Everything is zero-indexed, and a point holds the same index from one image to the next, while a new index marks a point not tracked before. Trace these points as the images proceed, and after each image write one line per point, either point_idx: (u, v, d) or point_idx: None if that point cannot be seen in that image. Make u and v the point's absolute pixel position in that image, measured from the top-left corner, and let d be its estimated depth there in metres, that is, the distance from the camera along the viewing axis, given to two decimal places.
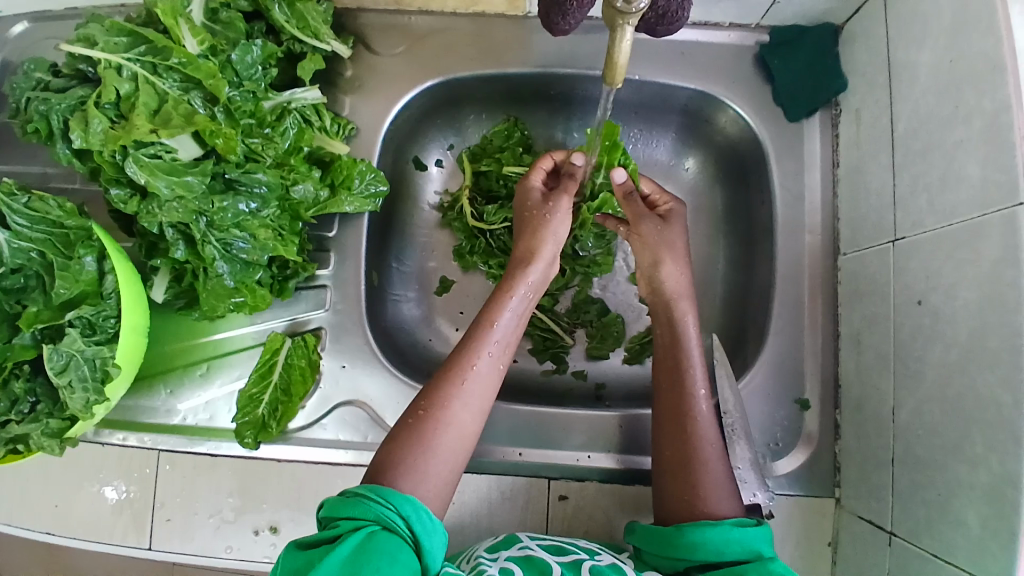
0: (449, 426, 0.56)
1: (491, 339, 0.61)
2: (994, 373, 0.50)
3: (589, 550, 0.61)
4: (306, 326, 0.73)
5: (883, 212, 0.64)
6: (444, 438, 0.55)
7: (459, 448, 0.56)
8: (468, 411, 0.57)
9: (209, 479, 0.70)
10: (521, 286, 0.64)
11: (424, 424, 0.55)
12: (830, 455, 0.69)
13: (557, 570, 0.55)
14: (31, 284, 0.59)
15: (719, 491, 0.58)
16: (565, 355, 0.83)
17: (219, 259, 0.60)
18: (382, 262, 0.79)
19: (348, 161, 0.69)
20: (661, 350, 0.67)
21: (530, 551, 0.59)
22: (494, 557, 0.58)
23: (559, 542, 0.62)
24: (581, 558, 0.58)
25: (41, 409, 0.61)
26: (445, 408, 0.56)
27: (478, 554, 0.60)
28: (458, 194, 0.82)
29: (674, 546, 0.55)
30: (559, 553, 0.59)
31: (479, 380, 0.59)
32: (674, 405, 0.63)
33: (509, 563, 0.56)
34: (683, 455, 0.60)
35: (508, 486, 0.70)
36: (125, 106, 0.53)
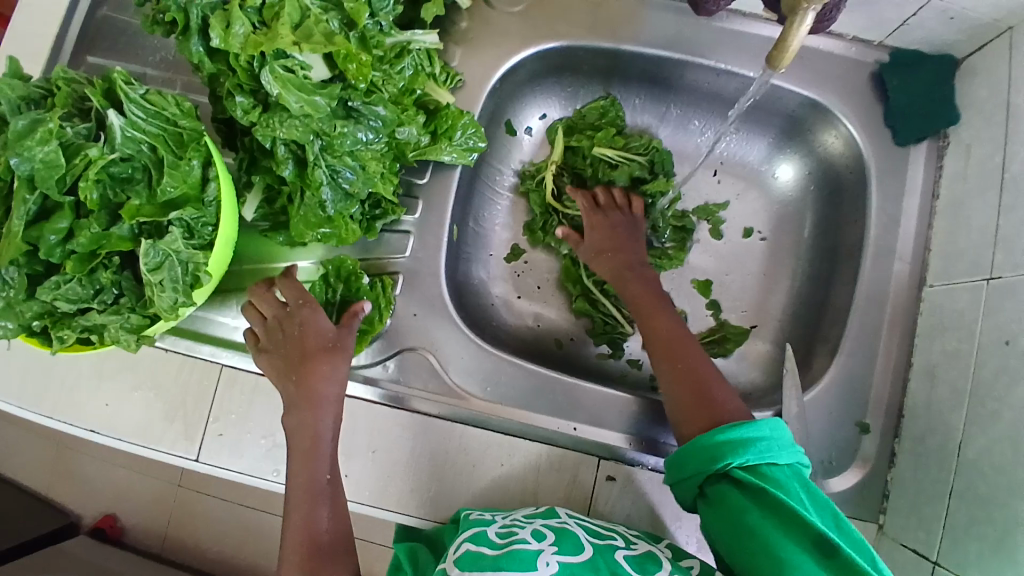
0: (306, 492, 0.61)
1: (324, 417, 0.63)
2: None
3: (625, 538, 0.59)
4: (384, 267, 0.73)
5: (981, 249, 0.64)
6: (294, 503, 0.61)
7: (312, 496, 0.61)
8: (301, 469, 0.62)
9: (267, 401, 0.71)
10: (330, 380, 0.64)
11: (296, 498, 0.61)
12: (881, 481, 0.69)
13: (588, 548, 0.54)
14: (137, 176, 0.58)
15: (715, 386, 0.62)
16: (622, 342, 0.82)
17: (325, 185, 0.60)
18: (464, 218, 0.80)
19: (454, 111, 0.69)
20: (629, 287, 0.72)
21: (566, 524, 0.59)
22: (529, 522, 0.59)
23: (597, 526, 0.61)
24: (615, 545, 0.56)
25: (124, 302, 0.60)
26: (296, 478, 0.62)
27: (516, 517, 0.61)
28: (544, 165, 0.81)
29: (684, 467, 0.56)
30: (595, 535, 0.58)
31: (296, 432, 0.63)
32: (652, 331, 0.68)
33: (542, 529, 0.57)
34: (673, 364, 0.64)
35: (557, 457, 0.70)
36: (268, 13, 0.53)
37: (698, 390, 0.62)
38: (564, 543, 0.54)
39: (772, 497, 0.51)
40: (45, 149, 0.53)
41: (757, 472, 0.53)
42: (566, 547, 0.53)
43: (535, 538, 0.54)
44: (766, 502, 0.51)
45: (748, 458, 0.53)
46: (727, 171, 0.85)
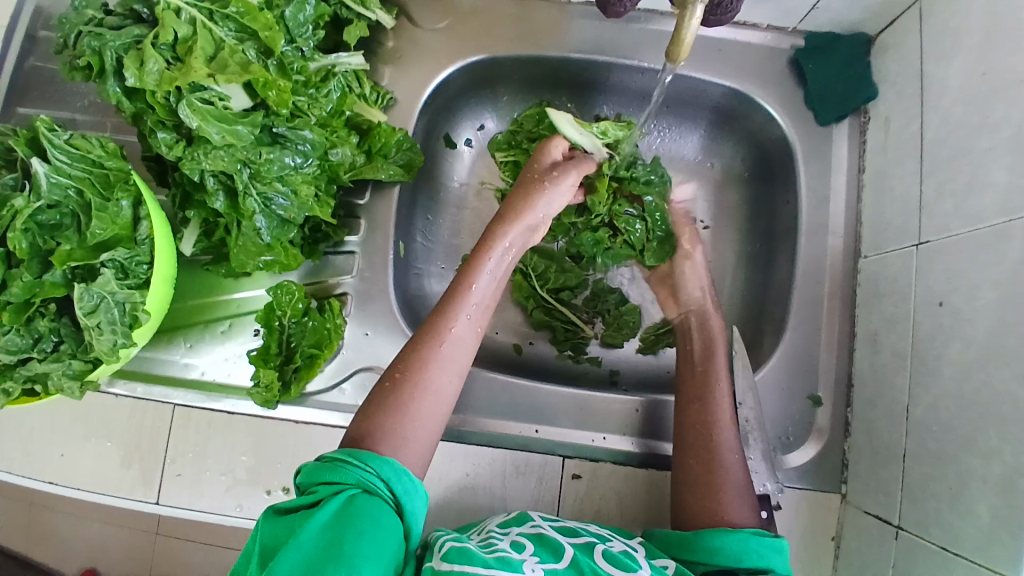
0: (427, 390, 0.57)
1: (469, 302, 0.63)
2: (1015, 374, 0.52)
3: (600, 535, 0.59)
4: (333, 290, 0.73)
5: (906, 217, 0.66)
6: (421, 403, 0.56)
7: (437, 414, 0.57)
8: (447, 374, 0.59)
9: (224, 436, 0.70)
10: (466, 309, 0.62)
11: (403, 387, 0.57)
12: (839, 451, 0.70)
13: (568, 550, 0.54)
14: (66, 222, 0.57)
15: (743, 496, 0.61)
16: (585, 345, 0.83)
17: (258, 213, 0.60)
18: (410, 234, 0.80)
19: (386, 129, 0.69)
20: (688, 369, 0.70)
21: (541, 529, 0.58)
22: (506, 532, 0.58)
23: (571, 525, 0.61)
24: (593, 541, 0.57)
25: (64, 349, 0.59)
26: (423, 372, 0.58)
27: (490, 528, 0.60)
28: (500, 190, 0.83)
29: (692, 553, 0.56)
30: (572, 534, 0.58)
31: (457, 344, 0.60)
32: (699, 422, 0.65)
33: (520, 539, 0.56)
34: (706, 464, 0.62)
35: (523, 461, 0.70)
36: (181, 48, 0.53)
37: (709, 485, 0.61)
38: (544, 549, 0.54)
39: None
40: None
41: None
42: (546, 555, 0.53)
43: (515, 548, 0.53)
44: None
45: (763, 563, 0.54)
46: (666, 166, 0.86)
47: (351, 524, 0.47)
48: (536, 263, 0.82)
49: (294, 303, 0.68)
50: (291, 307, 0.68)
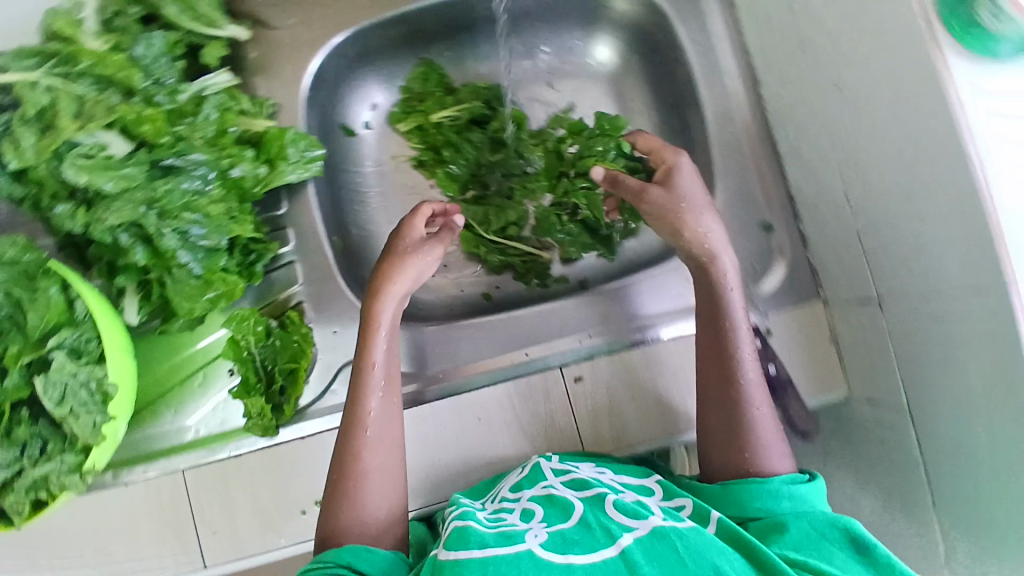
0: (369, 476, 0.57)
1: (375, 377, 0.62)
2: (915, 121, 0.53)
3: (613, 485, 0.58)
4: (287, 304, 0.72)
5: (784, 27, 0.68)
6: (368, 491, 0.57)
7: (389, 490, 0.58)
8: (379, 450, 0.59)
9: (241, 476, 0.69)
10: (375, 381, 0.62)
11: (347, 486, 0.57)
12: (806, 264, 0.74)
13: (578, 507, 0.53)
14: (6, 326, 0.57)
15: (774, 448, 0.59)
16: (548, 269, 0.85)
17: (180, 250, 0.60)
18: (344, 227, 0.80)
19: (275, 132, 0.68)
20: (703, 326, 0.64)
21: (552, 488, 0.57)
22: (517, 497, 0.58)
23: (584, 476, 0.59)
24: (604, 491, 0.55)
25: (53, 448, 0.58)
26: (360, 461, 0.58)
27: (502, 495, 0.60)
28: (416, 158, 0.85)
29: (723, 508, 0.55)
30: (583, 488, 0.57)
31: (381, 420, 0.60)
32: (722, 387, 0.61)
33: (529, 505, 0.56)
34: (728, 417, 0.60)
35: (523, 386, 0.71)
36: (47, 116, 0.55)
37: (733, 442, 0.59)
38: (554, 512, 0.53)
39: (821, 540, 0.50)
40: None
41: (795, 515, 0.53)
42: (554, 517, 0.52)
43: (523, 519, 0.53)
44: (812, 540, 0.51)
45: (787, 507, 0.54)
46: (559, 77, 0.87)
47: None
48: (473, 212, 0.83)
49: (253, 324, 0.69)
50: (255, 332, 0.69)
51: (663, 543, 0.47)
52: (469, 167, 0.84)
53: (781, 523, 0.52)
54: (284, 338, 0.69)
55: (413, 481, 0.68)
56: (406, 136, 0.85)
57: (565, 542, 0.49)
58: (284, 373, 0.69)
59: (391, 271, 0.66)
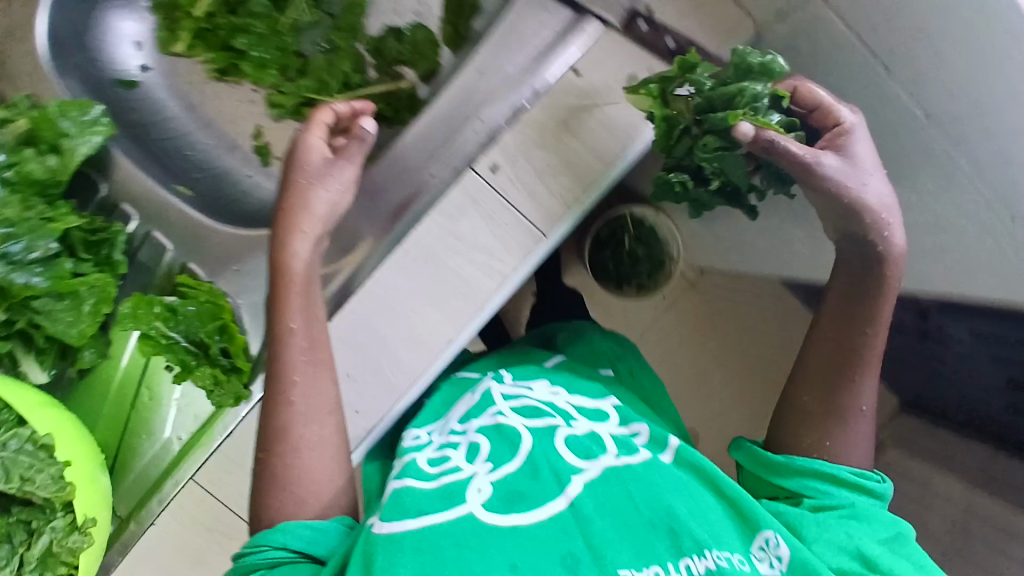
0: (303, 447, 0.49)
1: (300, 343, 0.50)
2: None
3: (566, 411, 0.52)
4: (174, 271, 0.68)
5: None
6: (303, 461, 0.48)
7: (325, 457, 0.49)
8: (312, 420, 0.49)
9: (247, 449, 0.59)
10: (293, 347, 0.50)
11: (273, 464, 0.48)
12: None
13: (524, 441, 0.48)
14: None
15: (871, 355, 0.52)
16: (415, 95, 0.75)
17: (13, 274, 0.55)
18: (183, 174, 0.72)
19: (35, 114, 0.59)
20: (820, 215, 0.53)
21: (501, 415, 0.51)
22: (461, 428, 0.51)
23: (535, 399, 0.53)
24: (556, 424, 0.50)
25: (35, 522, 0.54)
26: (288, 436, 0.49)
27: (449, 424, 0.53)
28: (213, 66, 0.72)
29: (783, 479, 0.49)
30: (535, 416, 0.51)
31: (309, 384, 0.50)
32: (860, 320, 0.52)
33: (475, 437, 0.50)
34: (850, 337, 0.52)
35: (446, 205, 0.60)
36: None
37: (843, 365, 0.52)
38: (501, 446, 0.48)
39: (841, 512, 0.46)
40: None
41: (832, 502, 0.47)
42: (502, 452, 0.48)
43: (467, 458, 0.48)
44: (820, 518, 0.46)
45: (840, 501, 0.47)
46: None
47: None
48: (306, 85, 0.71)
49: (146, 309, 0.60)
50: (160, 313, 0.61)
51: (614, 488, 0.45)
52: (271, 43, 0.70)
53: (851, 513, 0.46)
54: (196, 305, 0.62)
55: (404, 358, 0.61)
56: (188, 53, 0.72)
57: (511, 497, 0.45)
58: (214, 336, 0.62)
59: (298, 214, 0.53)
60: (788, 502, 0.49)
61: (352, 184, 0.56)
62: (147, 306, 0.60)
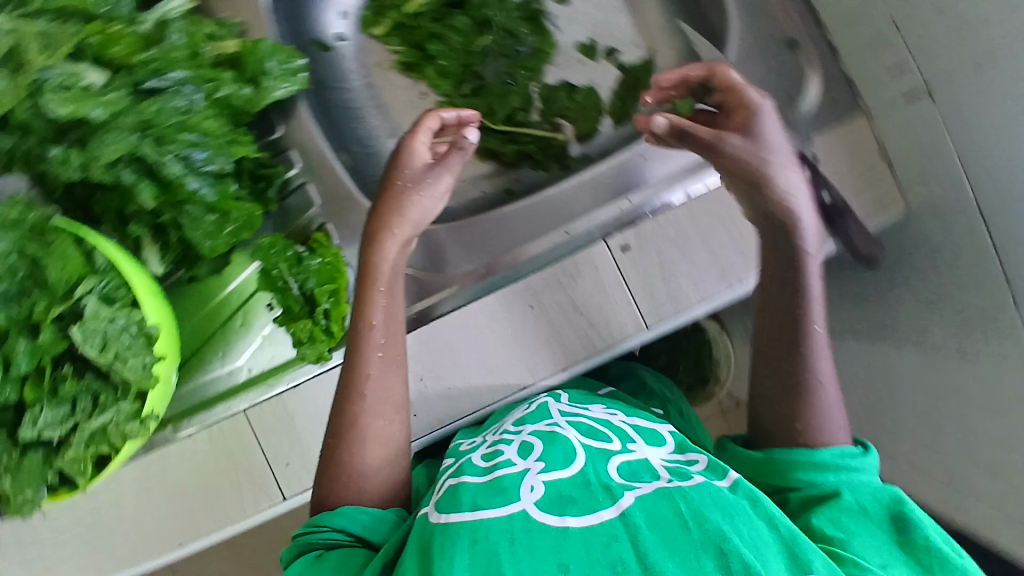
0: (368, 440, 0.55)
1: (375, 338, 0.57)
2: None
3: (623, 432, 0.55)
4: (310, 229, 0.70)
5: None
6: (365, 452, 0.55)
7: (387, 449, 0.56)
8: (379, 416, 0.56)
9: (307, 409, 0.69)
10: (371, 338, 0.57)
11: (337, 450, 0.55)
12: (840, 74, 0.67)
13: (580, 455, 0.49)
14: (28, 285, 0.55)
15: None
16: (566, 149, 0.80)
17: (186, 176, 0.57)
18: (346, 144, 0.78)
19: (251, 44, 0.64)
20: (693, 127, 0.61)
21: (557, 428, 0.54)
22: (518, 431, 0.56)
23: (592, 421, 0.57)
24: (611, 449, 0.51)
25: (104, 398, 0.56)
26: (355, 426, 0.55)
27: (505, 428, 0.58)
28: (400, 58, 0.80)
29: (789, 476, 0.53)
30: (592, 434, 0.54)
31: (379, 381, 0.56)
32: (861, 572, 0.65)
33: (529, 439, 0.53)
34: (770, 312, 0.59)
35: (571, 263, 0.68)
36: (14, 57, 0.52)
37: None
38: (554, 454, 0.50)
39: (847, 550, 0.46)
40: None
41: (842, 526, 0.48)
42: (554, 461, 0.49)
43: (520, 456, 0.50)
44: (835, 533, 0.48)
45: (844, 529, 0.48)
46: None
47: None
48: (474, 104, 0.79)
49: (281, 251, 0.66)
50: (287, 259, 0.67)
51: (664, 506, 0.43)
52: (460, 58, 0.78)
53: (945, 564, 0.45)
54: (320, 265, 0.67)
55: (477, 380, 0.68)
56: (383, 37, 0.80)
57: (562, 499, 0.45)
58: (328, 299, 0.67)
59: (392, 216, 0.59)
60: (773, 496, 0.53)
61: (446, 192, 0.62)
62: (284, 247, 0.67)
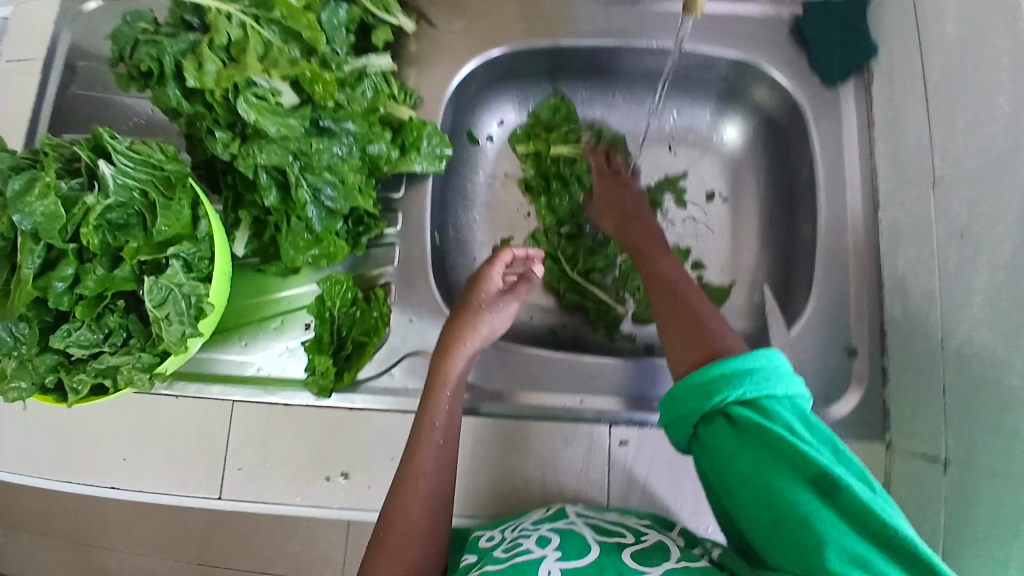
0: (411, 537, 0.58)
1: (436, 429, 0.63)
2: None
3: (634, 530, 0.61)
4: (376, 280, 0.76)
5: (921, 160, 0.67)
6: (409, 548, 0.58)
7: (432, 547, 0.59)
8: (426, 512, 0.60)
9: (282, 430, 0.72)
10: (433, 430, 0.63)
11: (387, 545, 0.58)
12: (880, 399, 0.72)
13: (594, 551, 0.56)
14: (132, 221, 0.60)
15: None
16: (619, 322, 0.86)
17: (310, 204, 0.63)
18: (445, 225, 0.83)
19: (417, 122, 0.74)
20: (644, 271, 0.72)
21: (574, 525, 0.61)
22: (537, 528, 0.61)
23: (606, 522, 0.63)
24: (625, 542, 0.58)
25: (134, 342, 0.61)
26: (404, 522, 0.59)
27: (523, 524, 0.63)
28: (525, 180, 0.88)
29: (690, 407, 0.53)
30: (605, 534, 0.60)
31: (432, 476, 0.61)
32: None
33: (547, 534, 0.59)
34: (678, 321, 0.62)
35: (571, 431, 0.72)
36: (234, 50, 0.58)
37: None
38: (570, 545, 0.57)
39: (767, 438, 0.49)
40: (44, 203, 0.55)
41: (756, 409, 0.51)
42: (570, 552, 0.56)
43: (539, 545, 0.57)
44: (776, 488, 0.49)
45: (745, 390, 0.51)
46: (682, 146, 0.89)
47: None
48: (564, 245, 0.86)
49: (343, 290, 0.71)
50: (343, 298, 0.72)
51: None
52: (572, 205, 0.87)
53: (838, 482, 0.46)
54: (370, 317, 0.72)
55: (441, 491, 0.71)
56: (523, 159, 0.89)
57: None
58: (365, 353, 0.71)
59: (469, 325, 0.69)
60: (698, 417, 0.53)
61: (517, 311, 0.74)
62: (348, 289, 0.72)
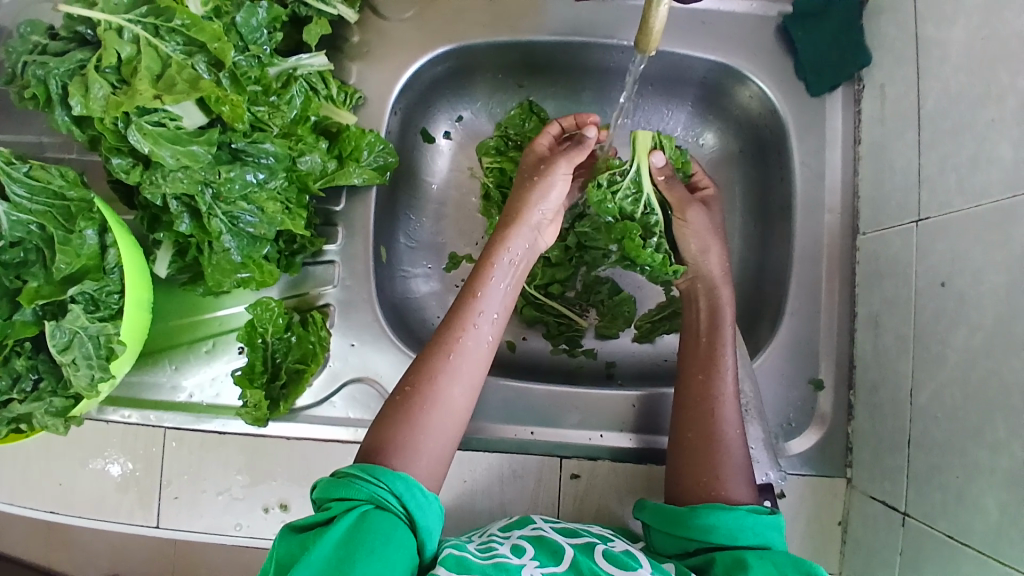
0: (437, 403, 0.56)
1: (478, 314, 0.61)
2: (1007, 354, 0.50)
3: (602, 535, 0.59)
4: (316, 301, 0.71)
5: (906, 193, 0.62)
6: (435, 415, 0.56)
7: (449, 428, 0.57)
8: (459, 388, 0.58)
9: (218, 458, 0.69)
10: (478, 314, 0.61)
11: (413, 401, 0.56)
12: (842, 436, 0.68)
13: (567, 552, 0.54)
14: (30, 258, 0.57)
15: None
16: (580, 338, 0.81)
17: (225, 233, 0.59)
18: (393, 236, 0.77)
19: (356, 132, 0.66)
20: (694, 341, 0.67)
21: (542, 531, 0.57)
22: (506, 535, 0.58)
23: (572, 526, 0.60)
24: (593, 542, 0.56)
25: (45, 387, 0.60)
26: (433, 385, 0.57)
27: (491, 532, 0.60)
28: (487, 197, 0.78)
29: (687, 529, 0.55)
30: (572, 535, 0.57)
31: (469, 357, 0.59)
32: None
33: (519, 542, 0.55)
34: (705, 438, 0.60)
35: (520, 465, 0.70)
36: (126, 70, 0.52)
37: None
38: (544, 552, 0.53)
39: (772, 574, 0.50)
40: None
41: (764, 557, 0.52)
42: (546, 559, 0.53)
43: (514, 553, 0.53)
44: None
45: (753, 542, 0.53)
46: None
47: (362, 541, 0.46)
48: None
49: (278, 318, 0.67)
50: (275, 326, 0.67)
51: None
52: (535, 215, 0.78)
53: None
54: (306, 348, 0.67)
55: None
56: (486, 177, 0.78)
57: None
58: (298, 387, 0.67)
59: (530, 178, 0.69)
60: (701, 544, 0.54)
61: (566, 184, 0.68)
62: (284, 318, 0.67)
